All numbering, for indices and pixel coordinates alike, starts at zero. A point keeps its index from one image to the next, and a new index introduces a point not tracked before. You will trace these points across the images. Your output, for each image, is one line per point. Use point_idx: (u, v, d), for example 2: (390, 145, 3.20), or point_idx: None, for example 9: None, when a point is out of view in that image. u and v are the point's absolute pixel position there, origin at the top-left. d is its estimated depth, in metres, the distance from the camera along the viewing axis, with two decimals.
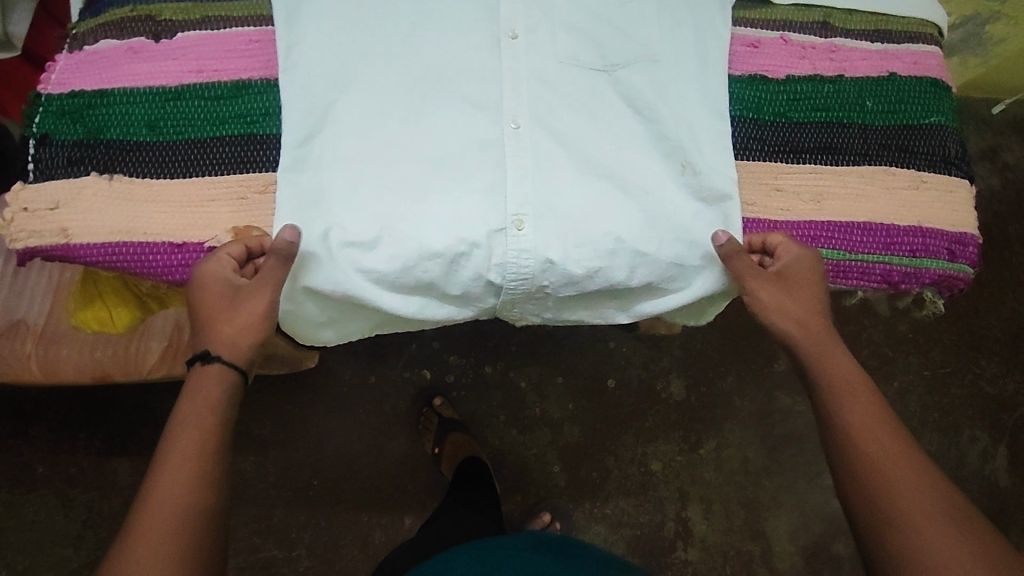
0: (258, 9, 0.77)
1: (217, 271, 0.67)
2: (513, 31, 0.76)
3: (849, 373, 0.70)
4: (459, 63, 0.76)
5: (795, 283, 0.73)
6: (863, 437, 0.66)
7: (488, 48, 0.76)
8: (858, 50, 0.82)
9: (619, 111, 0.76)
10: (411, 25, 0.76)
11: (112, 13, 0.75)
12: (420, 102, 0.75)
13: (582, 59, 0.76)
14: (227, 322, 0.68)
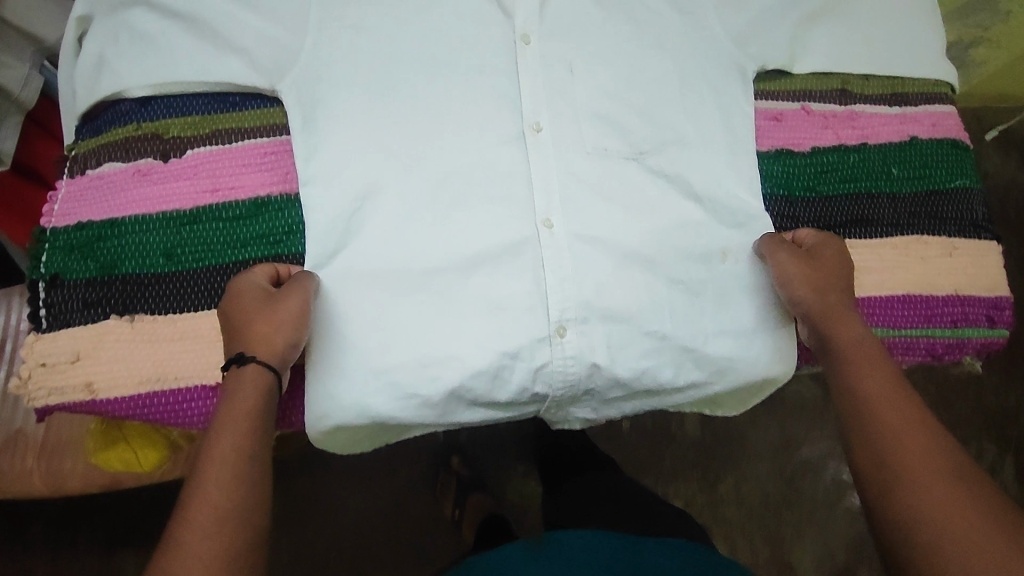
0: (271, 117, 0.73)
1: (260, 276, 0.66)
2: (537, 124, 0.75)
3: (885, 386, 0.63)
4: (484, 160, 0.74)
5: (826, 257, 0.71)
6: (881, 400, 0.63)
7: (514, 142, 0.74)
8: (880, 115, 0.81)
9: (651, 197, 0.75)
10: (432, 123, 0.74)
11: (116, 132, 0.72)
12: (448, 204, 0.72)
13: (610, 148, 0.75)
14: (259, 309, 0.63)
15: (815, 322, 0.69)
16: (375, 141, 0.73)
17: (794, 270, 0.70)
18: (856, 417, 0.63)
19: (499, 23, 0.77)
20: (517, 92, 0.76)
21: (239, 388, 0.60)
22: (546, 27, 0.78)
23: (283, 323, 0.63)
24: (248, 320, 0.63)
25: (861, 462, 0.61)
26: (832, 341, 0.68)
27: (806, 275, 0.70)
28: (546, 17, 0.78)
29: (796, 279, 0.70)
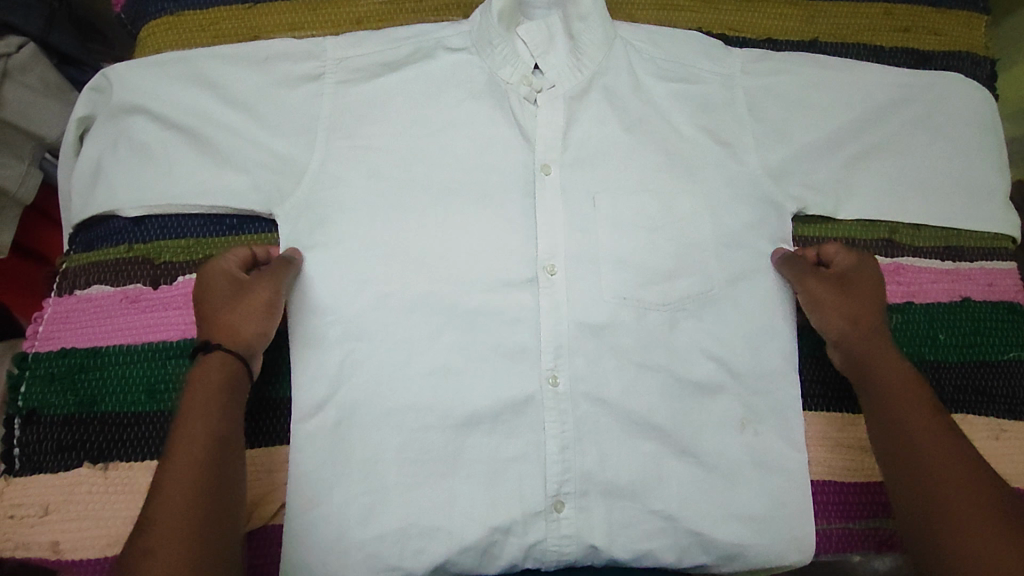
0: (268, 244, 0.70)
1: (232, 264, 0.66)
2: (552, 265, 0.69)
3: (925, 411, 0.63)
4: (491, 303, 0.69)
5: (861, 281, 0.70)
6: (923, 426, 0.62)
7: (526, 284, 0.69)
8: (929, 269, 0.75)
9: (669, 354, 0.69)
10: (437, 256, 0.69)
11: (108, 250, 0.69)
12: (448, 348, 0.68)
13: (631, 294, 0.69)
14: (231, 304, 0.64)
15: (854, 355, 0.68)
16: (376, 279, 0.68)
17: (823, 300, 0.70)
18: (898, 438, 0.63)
19: (519, 148, 0.73)
20: (533, 228, 0.71)
21: (201, 381, 0.59)
22: (569, 155, 0.73)
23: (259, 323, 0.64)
24: (222, 315, 0.63)
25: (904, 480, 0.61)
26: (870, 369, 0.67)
27: (836, 305, 0.70)
28: (570, 142, 0.73)
29: (829, 309, 0.69)
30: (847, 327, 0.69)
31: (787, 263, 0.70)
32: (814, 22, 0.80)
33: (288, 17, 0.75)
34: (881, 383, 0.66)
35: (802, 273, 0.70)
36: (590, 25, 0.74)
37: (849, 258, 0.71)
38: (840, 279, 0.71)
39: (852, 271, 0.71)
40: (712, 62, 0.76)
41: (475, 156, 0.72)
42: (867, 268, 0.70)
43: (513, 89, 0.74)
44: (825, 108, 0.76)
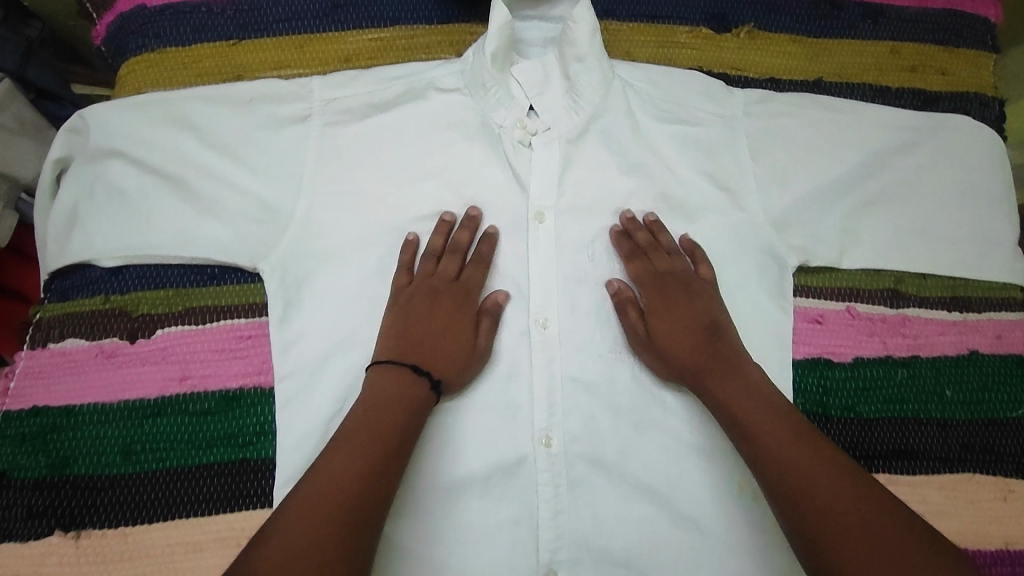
0: (249, 295, 0.67)
1: (467, 272, 0.68)
2: (545, 318, 0.67)
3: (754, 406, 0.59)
4: (484, 358, 0.67)
5: (674, 292, 0.68)
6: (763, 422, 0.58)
7: (520, 338, 0.67)
8: (936, 320, 0.72)
9: (664, 408, 0.67)
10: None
11: (83, 301, 0.66)
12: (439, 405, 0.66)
13: (629, 347, 0.68)
14: (420, 314, 0.65)
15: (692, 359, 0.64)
16: (365, 332, 0.66)
17: (651, 317, 0.66)
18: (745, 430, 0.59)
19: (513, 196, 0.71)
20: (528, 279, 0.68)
21: (379, 387, 0.60)
22: (564, 202, 0.70)
23: (475, 354, 0.65)
24: (413, 333, 0.64)
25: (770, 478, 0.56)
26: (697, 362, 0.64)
27: (661, 303, 0.67)
28: (566, 188, 0.71)
29: (662, 317, 0.66)
30: (682, 342, 0.65)
31: (611, 292, 0.68)
32: (820, 61, 0.77)
33: (274, 54, 0.72)
34: (727, 389, 0.61)
35: (624, 301, 0.67)
36: (588, 67, 0.71)
37: (671, 264, 0.69)
38: (668, 290, 0.68)
39: (685, 279, 0.68)
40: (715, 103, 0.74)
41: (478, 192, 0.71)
42: (673, 277, 0.68)
43: (506, 132, 0.71)
44: (830, 153, 0.74)
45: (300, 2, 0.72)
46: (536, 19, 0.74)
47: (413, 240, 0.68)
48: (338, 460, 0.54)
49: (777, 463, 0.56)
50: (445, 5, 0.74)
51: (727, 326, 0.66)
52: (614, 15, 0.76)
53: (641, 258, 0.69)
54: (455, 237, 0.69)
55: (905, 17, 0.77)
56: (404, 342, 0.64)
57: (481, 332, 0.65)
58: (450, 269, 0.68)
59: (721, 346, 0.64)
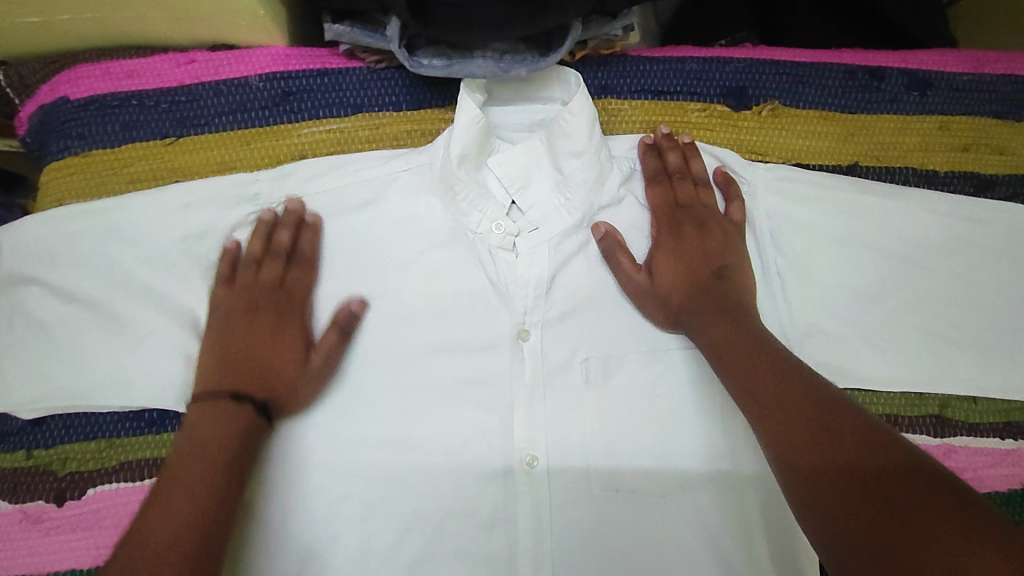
0: None
1: (289, 277, 0.58)
2: (532, 456, 0.56)
3: (725, 317, 0.56)
4: (458, 502, 0.56)
5: (688, 230, 0.60)
6: (746, 335, 0.54)
7: (500, 476, 0.57)
8: (985, 450, 0.63)
9: (673, 559, 0.56)
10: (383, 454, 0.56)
11: (3, 454, 0.59)
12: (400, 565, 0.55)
13: (626, 483, 0.57)
14: (231, 337, 0.55)
15: (700, 295, 0.57)
16: (331, 481, 0.55)
17: (657, 254, 0.59)
18: (726, 340, 0.55)
19: (493, 307, 0.59)
20: (509, 408, 0.57)
21: (197, 430, 0.51)
22: (554, 312, 0.59)
23: (308, 392, 0.55)
24: (251, 342, 0.55)
25: (739, 385, 0.53)
26: (706, 298, 0.57)
27: (671, 243, 0.60)
28: (555, 297, 0.60)
29: (669, 254, 0.59)
30: (681, 281, 0.58)
31: (596, 238, 0.60)
32: (855, 141, 0.65)
33: (216, 153, 0.61)
34: (714, 302, 0.56)
35: (612, 248, 0.59)
36: (586, 163, 0.60)
37: (697, 195, 0.61)
38: (681, 226, 0.60)
39: (705, 219, 0.60)
40: (741, 191, 0.62)
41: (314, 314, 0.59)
42: (691, 213, 0.60)
43: (482, 238, 0.60)
44: (872, 252, 0.62)
45: (247, 90, 0.62)
46: (518, 102, 0.62)
47: (270, 216, 0.59)
48: (152, 520, 0.46)
49: (732, 370, 0.54)
50: (415, 86, 0.62)
51: (738, 267, 0.59)
52: (613, 91, 0.65)
53: (664, 182, 0.61)
54: (274, 238, 0.58)
55: (956, 86, 0.66)
56: (228, 363, 0.54)
57: (319, 347, 0.56)
58: (272, 275, 0.57)
59: (728, 286, 0.57)
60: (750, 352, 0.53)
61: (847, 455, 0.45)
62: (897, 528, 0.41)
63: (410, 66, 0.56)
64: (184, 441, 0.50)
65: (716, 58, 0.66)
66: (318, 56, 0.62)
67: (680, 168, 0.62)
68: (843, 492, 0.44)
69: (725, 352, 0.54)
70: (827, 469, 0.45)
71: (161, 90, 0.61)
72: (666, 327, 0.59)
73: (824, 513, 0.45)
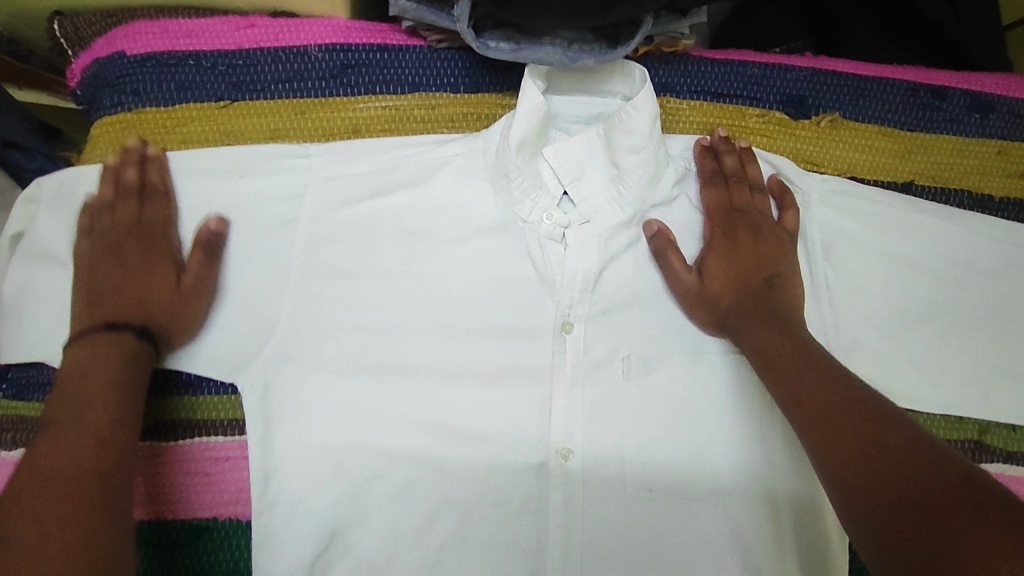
0: (227, 409, 0.57)
1: (146, 210, 0.56)
2: (567, 448, 0.56)
3: (777, 331, 0.54)
4: (488, 488, 0.55)
5: (742, 235, 0.59)
6: (798, 350, 0.53)
7: (532, 466, 0.56)
8: (1021, 480, 0.62)
9: (700, 564, 0.56)
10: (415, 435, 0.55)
11: (37, 404, 0.58)
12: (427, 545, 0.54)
13: (659, 484, 0.56)
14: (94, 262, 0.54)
15: (749, 302, 0.56)
16: (363, 458, 0.55)
17: (709, 254, 0.59)
18: (776, 351, 0.53)
19: (537, 295, 0.58)
20: (546, 397, 0.57)
21: (84, 368, 0.49)
22: (597, 307, 0.59)
23: (196, 314, 0.55)
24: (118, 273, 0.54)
25: (789, 399, 0.51)
26: (756, 304, 0.56)
27: (723, 245, 0.59)
28: (601, 290, 0.59)
29: (721, 257, 0.59)
30: (732, 286, 0.58)
31: (648, 235, 0.60)
32: (912, 159, 0.64)
33: (270, 120, 0.60)
34: (766, 315, 0.55)
35: (664, 246, 0.59)
36: (644, 159, 0.58)
37: (752, 201, 0.60)
38: (735, 230, 0.59)
39: (760, 224, 0.59)
40: (796, 201, 0.61)
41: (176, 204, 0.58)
42: (746, 218, 0.59)
43: (532, 227, 0.59)
44: (922, 272, 0.62)
45: (305, 59, 0.61)
46: (578, 93, 0.60)
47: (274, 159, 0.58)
48: (43, 450, 0.44)
49: (777, 378, 0.53)
50: (475, 69, 0.62)
51: (789, 275, 0.58)
52: (672, 90, 0.64)
53: (719, 185, 0.61)
54: (121, 177, 0.57)
55: (1018, 111, 0.65)
56: (95, 304, 0.53)
57: (189, 269, 0.55)
58: (129, 213, 0.56)
59: (778, 295, 0.57)
60: (802, 367, 0.51)
61: (890, 465, 0.43)
62: (934, 534, 0.38)
63: (477, 48, 0.55)
64: (66, 377, 0.49)
65: (778, 65, 0.65)
66: (379, 31, 0.62)
67: (738, 171, 0.61)
68: (881, 512, 0.41)
69: (773, 362, 0.53)
70: (868, 478, 0.43)
71: (219, 52, 0.60)
72: (710, 330, 0.59)
73: (864, 521, 0.42)
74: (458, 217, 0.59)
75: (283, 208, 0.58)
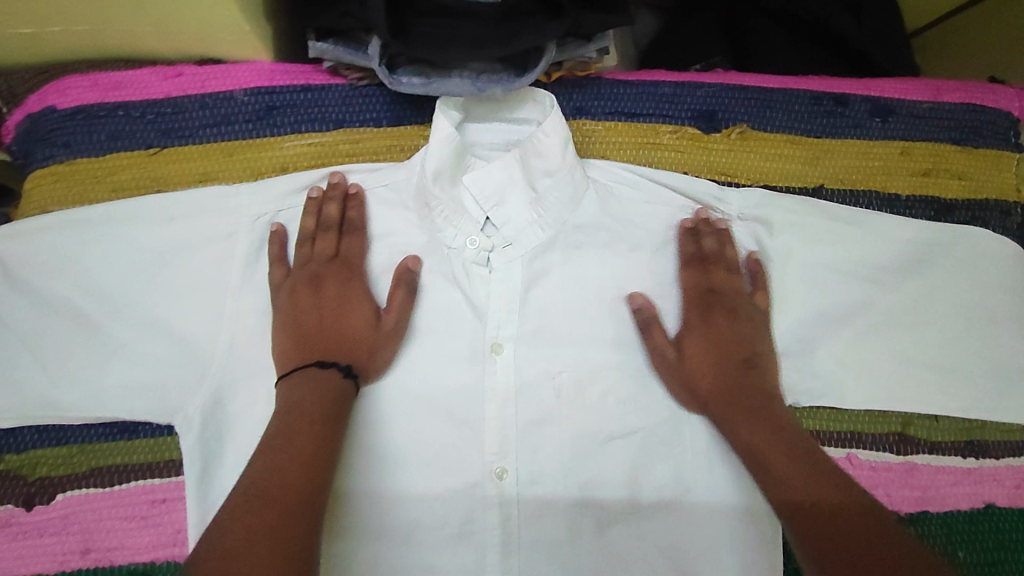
0: (161, 451, 0.58)
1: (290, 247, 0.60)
2: (501, 469, 0.58)
3: (734, 370, 0.59)
4: (427, 509, 0.57)
5: (717, 317, 0.61)
6: (748, 389, 0.59)
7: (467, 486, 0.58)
8: (947, 468, 0.64)
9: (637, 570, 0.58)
10: (350, 468, 0.58)
11: None
12: (367, 567, 0.57)
13: (593, 498, 0.58)
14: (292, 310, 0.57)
15: (725, 394, 0.58)
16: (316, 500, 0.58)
17: (688, 335, 0.60)
18: (735, 386, 0.59)
19: (466, 321, 0.60)
20: (480, 420, 0.59)
21: (298, 395, 0.54)
22: (526, 327, 0.61)
23: (123, 391, 0.57)
24: (302, 312, 0.57)
25: (748, 436, 0.56)
26: (734, 392, 0.58)
27: (699, 332, 0.60)
28: (528, 310, 0.61)
29: (694, 345, 0.60)
30: (711, 373, 0.59)
31: (632, 307, 0.61)
32: (820, 164, 0.68)
33: (199, 164, 0.63)
34: (740, 387, 0.58)
35: (648, 320, 0.60)
36: (558, 182, 0.61)
37: (729, 281, 0.62)
38: (712, 312, 0.61)
39: (735, 306, 0.61)
40: (768, 279, 0.63)
41: (77, 304, 0.58)
42: (723, 298, 0.61)
43: (457, 252, 0.61)
44: (836, 272, 0.64)
45: (230, 104, 0.63)
46: (494, 121, 0.63)
47: (319, 194, 0.61)
48: (279, 464, 0.49)
49: (740, 420, 0.57)
50: (395, 103, 0.64)
51: (766, 361, 0.60)
52: (587, 112, 0.67)
53: (699, 268, 0.62)
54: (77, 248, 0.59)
55: (917, 113, 0.69)
56: (299, 347, 0.56)
57: (390, 309, 0.58)
58: (322, 249, 0.59)
59: (756, 378, 0.59)
60: (757, 410, 0.57)
61: (855, 516, 0.49)
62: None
63: (390, 84, 0.58)
64: (293, 409, 0.53)
65: (688, 83, 0.68)
66: (303, 72, 0.64)
67: (716, 245, 0.62)
68: (860, 544, 0.47)
69: (730, 395, 0.58)
70: (833, 515, 0.49)
71: (147, 101, 0.63)
72: (691, 408, 0.59)
73: (823, 543, 0.48)
74: (383, 249, 0.62)
75: (213, 251, 0.60)
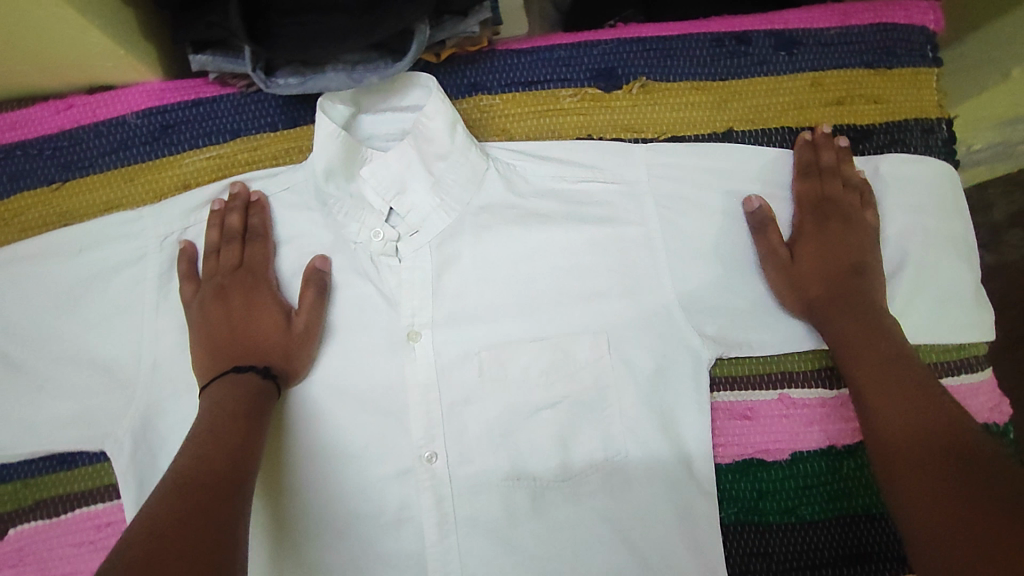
0: (99, 478, 0.61)
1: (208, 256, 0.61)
2: (430, 452, 0.58)
3: (866, 334, 0.57)
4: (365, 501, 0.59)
5: (833, 224, 0.61)
6: (888, 362, 0.55)
7: (400, 474, 0.59)
8: None
9: (578, 534, 0.59)
10: (287, 470, 0.59)
11: None
12: (312, 563, 0.59)
13: (528, 471, 0.59)
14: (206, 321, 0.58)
15: (836, 289, 0.59)
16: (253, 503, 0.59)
17: (802, 240, 0.61)
18: (869, 356, 0.55)
19: (383, 312, 0.60)
20: (405, 408, 0.59)
21: (220, 398, 0.54)
22: (443, 311, 0.60)
23: (57, 420, 0.59)
24: (216, 326, 0.58)
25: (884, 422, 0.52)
26: (842, 289, 0.59)
27: (810, 232, 0.61)
28: (443, 294, 0.61)
29: (827, 239, 0.61)
30: (822, 280, 0.59)
31: (748, 209, 0.61)
32: (728, 107, 0.66)
33: (102, 193, 0.64)
34: (855, 321, 0.57)
35: (763, 221, 0.61)
36: (454, 164, 0.60)
37: (846, 194, 0.62)
38: (827, 220, 0.61)
39: (848, 214, 0.61)
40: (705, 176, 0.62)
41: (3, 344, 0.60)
42: (839, 208, 0.61)
43: (364, 246, 0.61)
44: (764, 202, 0.62)
45: (124, 129, 0.63)
46: (386, 111, 0.62)
47: (220, 205, 0.61)
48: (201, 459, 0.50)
49: (871, 390, 0.54)
50: (288, 105, 0.64)
51: (878, 265, 0.60)
52: (482, 88, 0.66)
53: (815, 177, 0.63)
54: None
55: (824, 41, 0.66)
56: (213, 357, 0.57)
57: (300, 310, 0.59)
58: (230, 258, 0.60)
59: (866, 285, 0.59)
60: (889, 392, 0.53)
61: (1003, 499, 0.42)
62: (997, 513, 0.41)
63: (266, 86, 0.58)
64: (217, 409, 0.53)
65: (583, 42, 0.67)
66: (191, 86, 0.64)
67: (834, 163, 0.63)
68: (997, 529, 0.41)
69: (866, 363, 0.55)
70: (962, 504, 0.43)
71: (44, 137, 0.63)
72: (796, 313, 0.60)
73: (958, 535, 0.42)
74: (293, 254, 0.62)
75: (123, 277, 0.61)
